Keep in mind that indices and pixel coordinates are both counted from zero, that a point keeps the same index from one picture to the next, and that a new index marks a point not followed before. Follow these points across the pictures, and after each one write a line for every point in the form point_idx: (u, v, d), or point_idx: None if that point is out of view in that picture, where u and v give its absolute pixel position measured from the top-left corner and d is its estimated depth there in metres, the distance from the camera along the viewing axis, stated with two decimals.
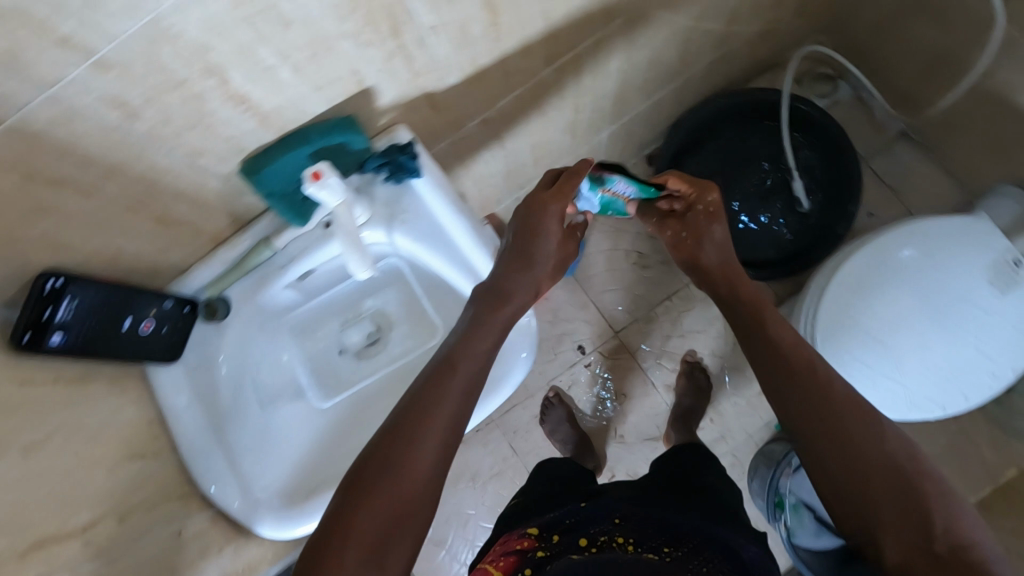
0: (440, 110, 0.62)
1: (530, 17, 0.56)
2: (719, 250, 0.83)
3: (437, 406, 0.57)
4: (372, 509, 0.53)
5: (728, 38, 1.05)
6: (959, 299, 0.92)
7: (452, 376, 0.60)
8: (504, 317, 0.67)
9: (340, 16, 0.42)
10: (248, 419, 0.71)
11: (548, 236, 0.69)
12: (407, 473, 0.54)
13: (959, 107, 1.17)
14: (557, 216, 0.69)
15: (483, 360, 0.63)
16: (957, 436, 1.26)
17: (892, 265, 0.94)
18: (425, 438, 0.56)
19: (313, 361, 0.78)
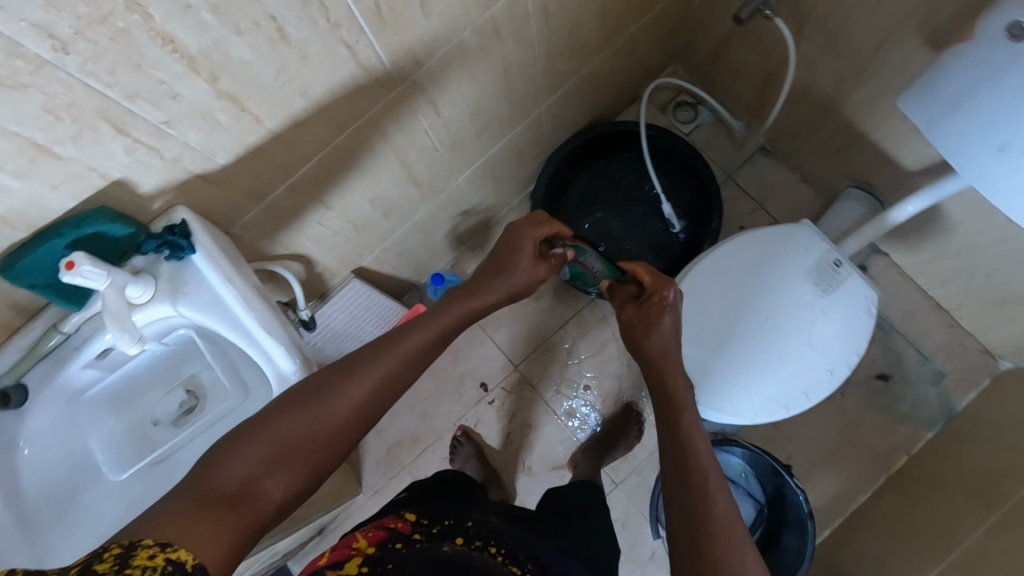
0: (228, 184, 0.67)
1: (285, 96, 0.62)
2: (662, 340, 0.77)
3: (372, 369, 0.61)
4: (286, 423, 0.56)
5: (565, 80, 1.14)
6: (799, 300, 0.97)
7: (396, 349, 0.64)
8: (462, 317, 0.72)
9: (46, 124, 0.47)
10: (59, 497, 0.71)
11: (519, 258, 0.77)
12: (324, 410, 0.58)
13: (794, 119, 1.27)
14: (532, 242, 0.78)
15: (428, 347, 0.67)
16: (849, 425, 1.30)
17: (742, 267, 1.00)
18: (355, 386, 0.60)
19: (120, 433, 0.76)
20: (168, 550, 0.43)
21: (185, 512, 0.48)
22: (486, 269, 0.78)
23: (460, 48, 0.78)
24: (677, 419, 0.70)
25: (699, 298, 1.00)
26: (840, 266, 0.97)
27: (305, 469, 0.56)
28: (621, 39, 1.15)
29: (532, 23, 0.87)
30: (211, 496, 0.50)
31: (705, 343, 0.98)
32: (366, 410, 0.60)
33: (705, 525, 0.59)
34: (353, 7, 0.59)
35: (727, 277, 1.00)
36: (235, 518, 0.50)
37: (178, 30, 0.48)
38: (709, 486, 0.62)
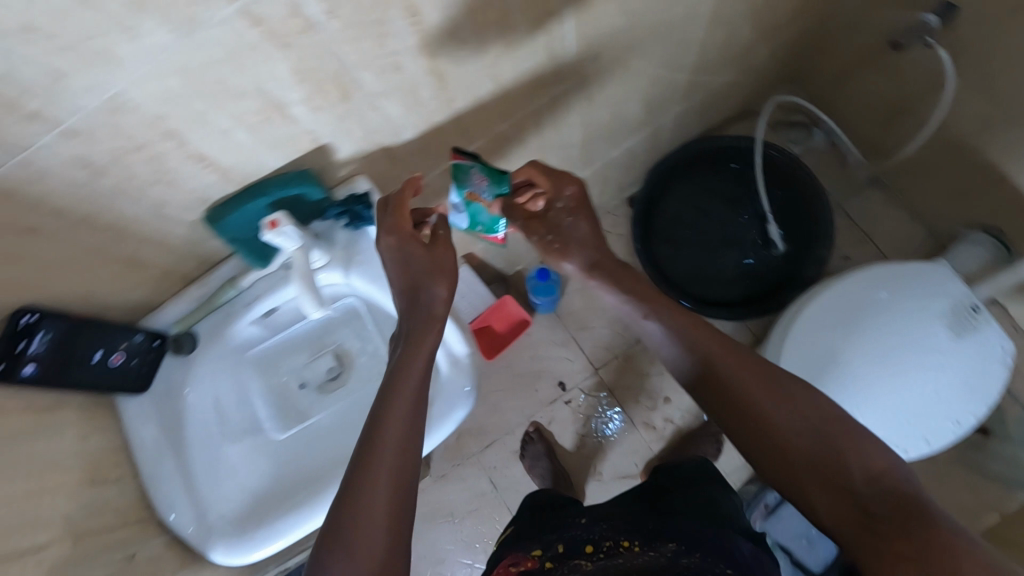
0: (399, 161, 0.68)
1: (476, 81, 0.62)
2: (584, 245, 0.74)
3: (375, 466, 0.50)
4: None
5: (697, 89, 1.11)
6: (915, 353, 0.93)
7: (372, 465, 0.50)
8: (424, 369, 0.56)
9: (291, 84, 0.47)
10: (212, 453, 0.63)
11: (416, 256, 0.60)
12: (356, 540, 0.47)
13: (922, 155, 1.22)
14: (414, 239, 0.60)
15: (410, 426, 0.53)
16: (937, 477, 1.25)
17: (849, 316, 0.97)
18: (375, 498, 0.49)
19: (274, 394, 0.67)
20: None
21: None
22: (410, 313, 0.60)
23: (628, 47, 0.77)
24: (713, 374, 0.62)
25: (829, 329, 0.97)
26: (978, 311, 0.94)
27: None
28: (758, 53, 1.12)
29: (693, 29, 0.85)
30: None
31: (831, 374, 0.95)
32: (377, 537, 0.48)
33: (807, 443, 0.55)
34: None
35: (857, 314, 0.97)
36: None
37: (425, 4, 0.48)
38: (777, 419, 0.57)
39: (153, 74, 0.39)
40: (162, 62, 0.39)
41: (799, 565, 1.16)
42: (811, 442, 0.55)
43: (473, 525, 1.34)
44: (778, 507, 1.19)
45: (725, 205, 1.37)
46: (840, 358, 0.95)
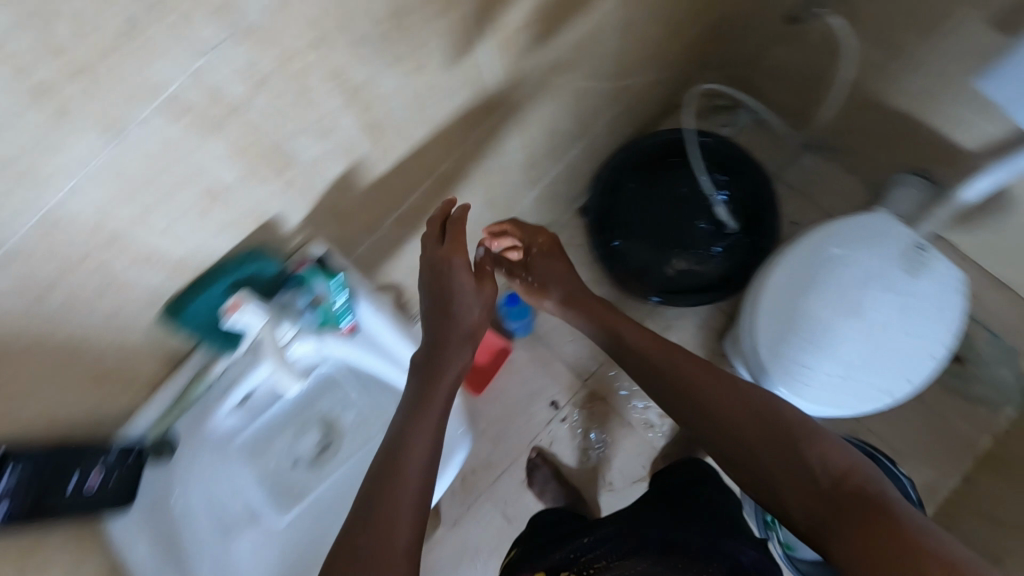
0: (352, 218, 0.67)
1: (411, 127, 0.63)
2: (563, 280, 0.91)
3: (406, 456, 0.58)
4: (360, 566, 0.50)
5: (623, 95, 1.15)
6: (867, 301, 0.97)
7: (398, 479, 0.56)
8: (433, 435, 0.61)
9: (227, 166, 0.47)
10: (218, 550, 0.63)
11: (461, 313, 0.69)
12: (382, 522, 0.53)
13: (841, 115, 1.30)
14: (465, 270, 0.69)
15: (418, 505, 0.56)
16: (928, 413, 1.30)
17: (795, 284, 1.01)
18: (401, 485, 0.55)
19: (264, 479, 0.69)
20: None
21: None
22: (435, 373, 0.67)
23: (550, 69, 0.79)
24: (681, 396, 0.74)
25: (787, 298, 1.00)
26: (924, 249, 0.99)
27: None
28: (670, 51, 1.18)
29: (607, 42, 0.89)
30: None
31: (800, 339, 0.98)
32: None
33: (756, 443, 0.66)
34: (481, 35, 0.60)
35: (812, 279, 1.00)
36: None
37: (346, 64, 0.49)
38: (735, 427, 0.68)
39: (89, 180, 0.39)
40: (94, 169, 0.38)
41: None
42: (759, 428, 0.66)
43: (499, 563, 1.30)
44: None
45: (670, 198, 1.42)
46: (805, 323, 0.98)
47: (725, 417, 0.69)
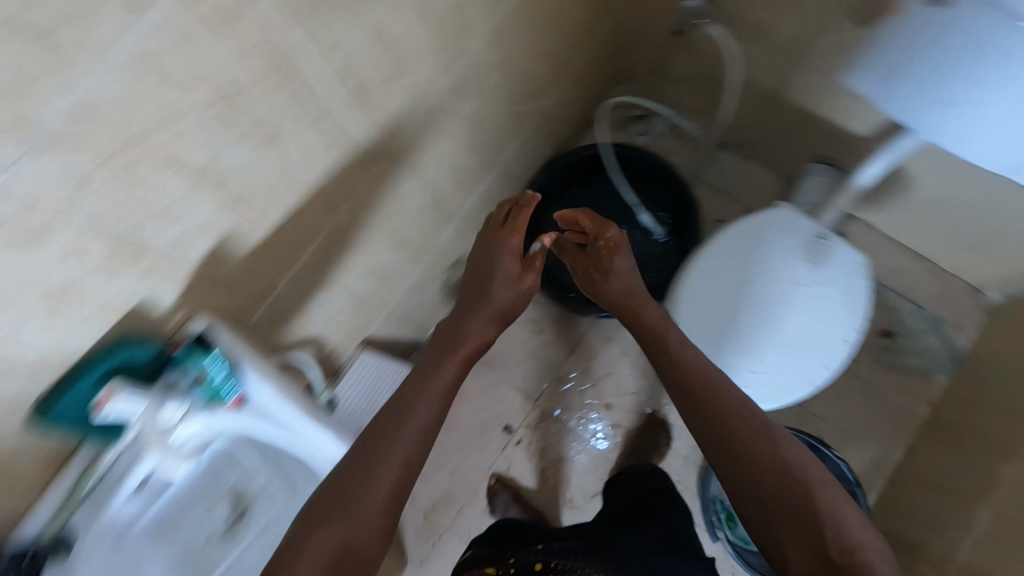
0: (238, 287, 0.68)
1: (278, 194, 0.64)
2: (623, 278, 0.89)
3: (390, 454, 0.67)
4: (318, 539, 0.61)
5: (528, 121, 1.17)
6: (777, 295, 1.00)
7: (377, 470, 0.66)
8: (418, 439, 0.70)
9: (66, 266, 0.47)
10: None
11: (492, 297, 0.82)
12: (352, 514, 0.63)
13: (744, 113, 1.34)
14: (512, 256, 0.83)
15: (389, 496, 0.66)
16: (866, 389, 1.33)
17: (711, 286, 1.04)
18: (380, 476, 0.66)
19: (173, 560, 0.70)
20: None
21: None
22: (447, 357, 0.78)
23: (429, 112, 0.81)
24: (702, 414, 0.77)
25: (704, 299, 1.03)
26: (826, 238, 1.02)
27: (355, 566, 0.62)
28: (567, 73, 1.21)
29: (489, 78, 0.91)
30: None
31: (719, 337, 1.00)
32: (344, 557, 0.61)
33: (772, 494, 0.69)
34: (332, 100, 0.61)
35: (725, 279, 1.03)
36: None
37: (180, 151, 0.49)
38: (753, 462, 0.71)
39: None
40: None
41: None
42: (778, 481, 0.69)
43: None
44: None
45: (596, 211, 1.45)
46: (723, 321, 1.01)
47: (747, 458, 0.72)
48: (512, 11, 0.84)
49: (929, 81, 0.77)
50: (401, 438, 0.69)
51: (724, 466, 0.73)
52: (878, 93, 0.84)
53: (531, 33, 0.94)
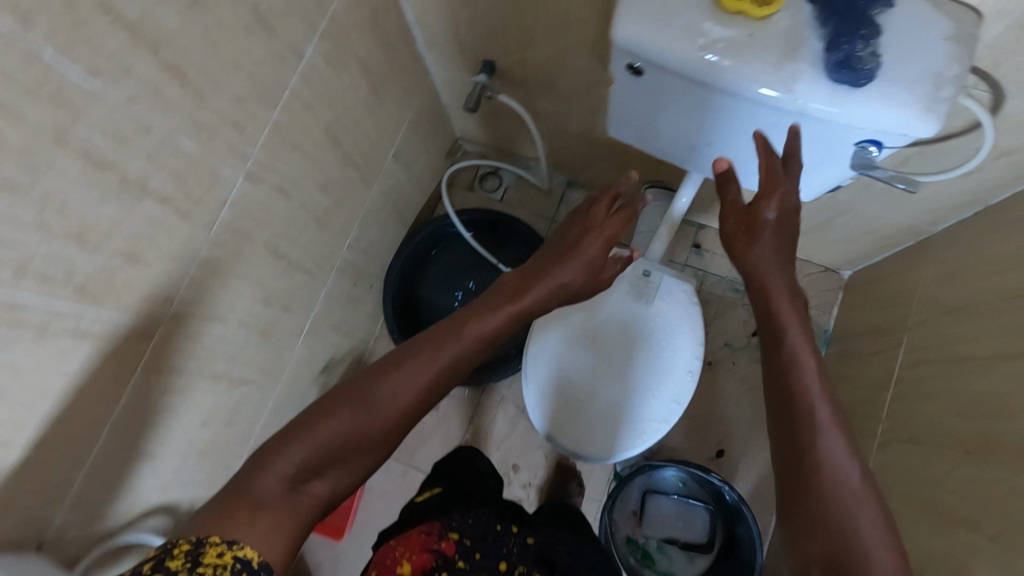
0: (12, 507, 0.65)
1: (21, 409, 0.61)
2: (770, 251, 0.71)
3: (425, 365, 0.69)
4: (335, 424, 0.61)
5: (356, 220, 1.18)
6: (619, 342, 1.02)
7: (406, 377, 0.67)
8: (448, 368, 0.70)
9: None
10: None
11: (570, 264, 0.83)
12: (374, 409, 0.64)
13: (575, 156, 1.38)
14: (601, 243, 0.85)
15: (405, 413, 0.66)
16: (753, 389, 1.37)
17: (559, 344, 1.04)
18: (406, 382, 0.66)
19: None
20: (185, 539, 0.48)
21: (209, 512, 0.52)
22: (509, 311, 0.78)
23: (207, 268, 0.80)
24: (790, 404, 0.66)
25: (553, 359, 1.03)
26: (648, 274, 1.03)
27: (351, 464, 0.62)
28: (387, 162, 1.22)
29: (276, 209, 0.91)
30: (291, 489, 0.57)
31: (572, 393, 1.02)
32: (325, 466, 0.60)
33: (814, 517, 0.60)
34: (49, 306, 0.60)
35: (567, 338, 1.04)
36: (255, 513, 0.53)
37: None
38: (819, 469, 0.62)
39: None
40: None
41: (688, 542, 1.21)
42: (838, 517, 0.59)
43: None
44: (644, 505, 1.23)
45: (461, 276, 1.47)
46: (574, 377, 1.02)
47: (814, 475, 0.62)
48: (271, 150, 0.84)
49: (662, 125, 0.80)
50: (416, 375, 0.68)
51: (778, 465, 0.66)
52: (637, 138, 0.88)
53: (313, 155, 0.95)
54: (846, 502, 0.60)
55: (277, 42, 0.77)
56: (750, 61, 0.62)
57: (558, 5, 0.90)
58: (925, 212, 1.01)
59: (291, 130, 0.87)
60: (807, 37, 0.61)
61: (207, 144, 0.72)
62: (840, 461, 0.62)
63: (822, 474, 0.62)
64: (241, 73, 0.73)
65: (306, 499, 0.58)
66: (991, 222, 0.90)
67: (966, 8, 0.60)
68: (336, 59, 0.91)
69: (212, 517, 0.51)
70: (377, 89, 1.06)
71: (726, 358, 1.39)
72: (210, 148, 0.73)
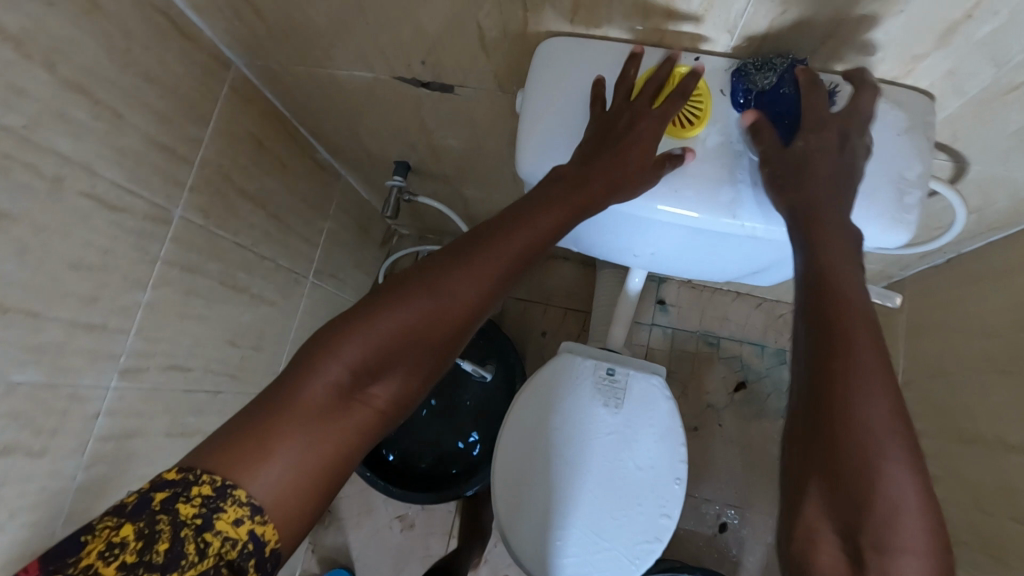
0: None
1: None
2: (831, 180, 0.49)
3: (488, 256, 0.50)
4: (385, 322, 0.48)
5: (282, 354, 1.05)
6: (590, 448, 0.92)
7: (469, 265, 0.50)
8: (522, 253, 0.51)
9: None
10: None
11: (632, 153, 0.52)
12: (430, 306, 0.48)
13: None
14: (643, 143, 0.53)
15: (472, 312, 0.50)
16: (745, 449, 1.27)
17: (528, 446, 0.94)
18: (459, 280, 0.49)
19: None
20: (210, 479, 0.42)
21: (245, 421, 0.45)
22: (574, 202, 0.52)
23: (88, 493, 0.67)
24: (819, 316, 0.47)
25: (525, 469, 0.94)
26: (615, 374, 0.95)
27: (406, 369, 0.49)
28: (309, 280, 1.10)
29: (173, 390, 0.78)
30: (331, 407, 0.46)
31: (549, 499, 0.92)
32: (379, 373, 0.48)
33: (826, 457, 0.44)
34: None
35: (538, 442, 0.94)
36: (282, 443, 0.44)
37: None
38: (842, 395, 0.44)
39: None
40: None
41: None
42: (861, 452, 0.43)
43: None
44: None
45: None
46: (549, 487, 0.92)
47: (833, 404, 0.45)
48: (150, 332, 0.72)
49: (599, 239, 0.73)
50: (481, 268, 0.49)
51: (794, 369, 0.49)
52: (576, 247, 0.80)
53: (210, 314, 0.82)
54: (870, 468, 0.43)
55: (130, 219, 0.65)
56: (670, 186, 0.56)
57: (461, 109, 0.80)
58: (893, 261, 0.93)
59: (173, 301, 0.74)
60: (740, 158, 0.56)
61: (53, 367, 0.59)
62: (885, 432, 0.43)
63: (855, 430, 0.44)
64: (85, 271, 0.61)
65: (355, 419, 0.47)
66: (963, 273, 0.82)
67: (919, 94, 0.52)
68: (218, 206, 0.79)
69: (234, 445, 0.43)
70: (278, 216, 0.94)
71: (712, 420, 1.29)
72: (61, 366, 0.60)
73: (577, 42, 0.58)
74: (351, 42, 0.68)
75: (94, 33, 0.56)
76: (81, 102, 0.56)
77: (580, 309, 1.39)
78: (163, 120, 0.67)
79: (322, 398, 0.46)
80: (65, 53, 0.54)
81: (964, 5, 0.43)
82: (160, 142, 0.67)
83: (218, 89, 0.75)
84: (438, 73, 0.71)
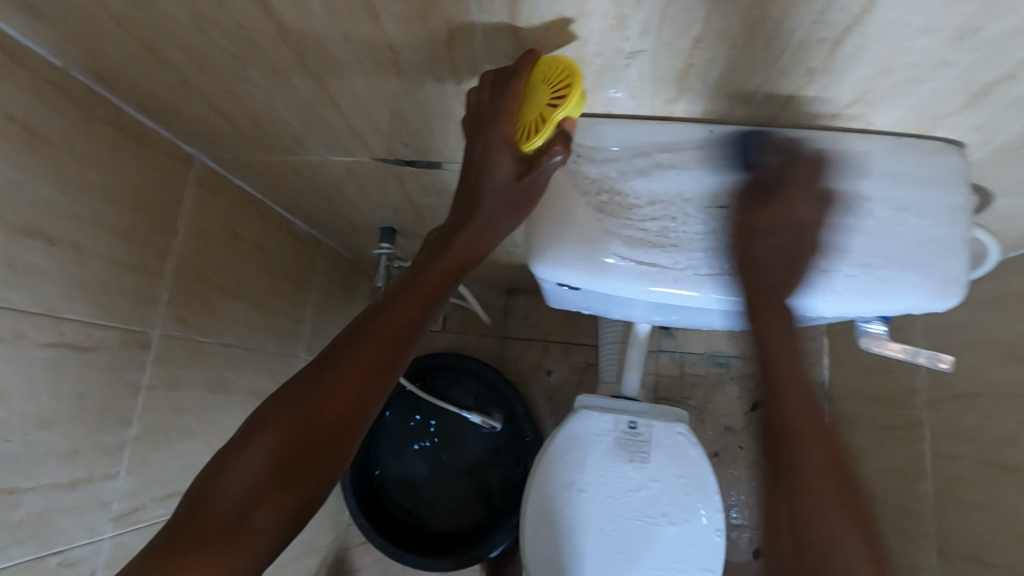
0: None
1: None
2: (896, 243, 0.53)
3: (380, 326, 0.48)
4: (280, 422, 0.44)
5: None
6: (619, 510, 0.89)
7: (361, 339, 0.47)
8: (411, 318, 0.49)
9: None
10: None
11: (495, 175, 0.50)
12: (327, 390, 0.45)
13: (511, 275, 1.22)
14: (496, 145, 0.48)
15: (374, 386, 0.46)
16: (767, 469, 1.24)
17: (557, 510, 0.90)
18: (355, 356, 0.46)
19: None
20: None
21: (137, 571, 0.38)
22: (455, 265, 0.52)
23: None
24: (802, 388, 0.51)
25: (561, 534, 0.90)
26: (636, 427, 0.92)
27: (313, 465, 0.44)
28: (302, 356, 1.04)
29: None
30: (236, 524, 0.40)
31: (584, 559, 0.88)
32: (287, 475, 0.43)
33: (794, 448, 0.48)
34: None
35: (572, 504, 0.90)
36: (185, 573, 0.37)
37: None
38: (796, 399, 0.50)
39: None
40: None
41: None
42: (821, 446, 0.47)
43: None
44: None
45: (420, 435, 1.26)
46: (583, 552, 0.88)
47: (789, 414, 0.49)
48: (138, 466, 0.65)
49: (612, 307, 0.70)
50: (376, 339, 0.47)
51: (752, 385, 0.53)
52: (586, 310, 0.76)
53: (200, 427, 0.76)
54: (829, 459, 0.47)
55: (104, 355, 0.59)
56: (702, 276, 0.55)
57: (448, 178, 0.75)
58: None
59: (160, 426, 0.68)
60: None
61: (34, 541, 0.53)
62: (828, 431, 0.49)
63: (800, 495, 0.46)
64: (58, 426, 0.54)
65: (265, 528, 0.41)
66: (987, 292, 0.79)
67: (942, 144, 0.51)
68: (198, 311, 0.73)
69: None
70: (262, 302, 0.88)
71: (731, 443, 1.26)
72: (40, 537, 0.53)
73: (595, 131, 0.55)
74: (326, 132, 0.63)
75: (40, 169, 0.50)
76: (38, 247, 0.51)
77: (584, 343, 1.34)
78: (128, 239, 0.61)
79: (228, 504, 0.41)
80: (8, 198, 0.48)
81: (1004, 68, 0.40)
82: (128, 264, 0.61)
83: (184, 189, 0.69)
84: (422, 152, 0.66)
